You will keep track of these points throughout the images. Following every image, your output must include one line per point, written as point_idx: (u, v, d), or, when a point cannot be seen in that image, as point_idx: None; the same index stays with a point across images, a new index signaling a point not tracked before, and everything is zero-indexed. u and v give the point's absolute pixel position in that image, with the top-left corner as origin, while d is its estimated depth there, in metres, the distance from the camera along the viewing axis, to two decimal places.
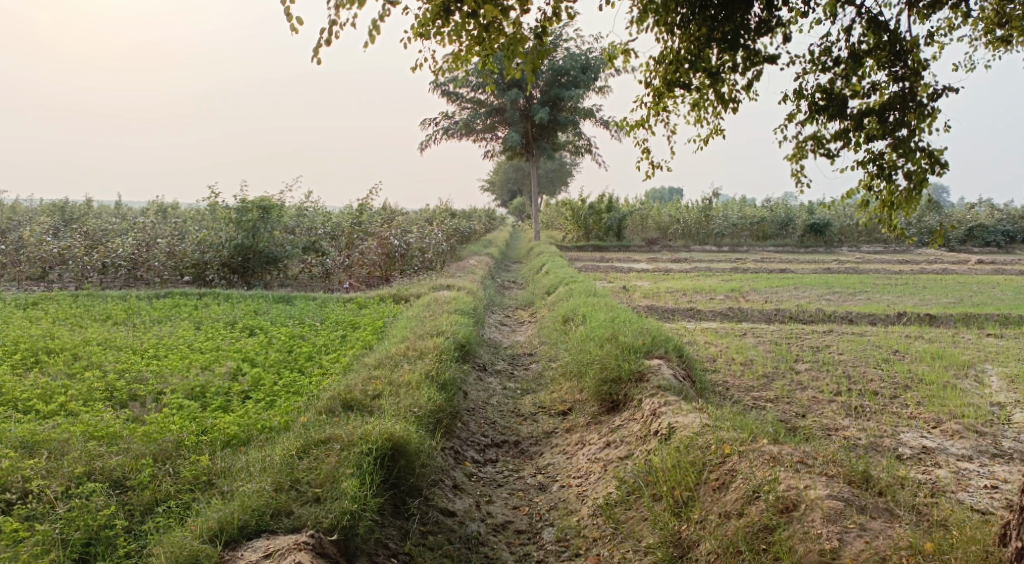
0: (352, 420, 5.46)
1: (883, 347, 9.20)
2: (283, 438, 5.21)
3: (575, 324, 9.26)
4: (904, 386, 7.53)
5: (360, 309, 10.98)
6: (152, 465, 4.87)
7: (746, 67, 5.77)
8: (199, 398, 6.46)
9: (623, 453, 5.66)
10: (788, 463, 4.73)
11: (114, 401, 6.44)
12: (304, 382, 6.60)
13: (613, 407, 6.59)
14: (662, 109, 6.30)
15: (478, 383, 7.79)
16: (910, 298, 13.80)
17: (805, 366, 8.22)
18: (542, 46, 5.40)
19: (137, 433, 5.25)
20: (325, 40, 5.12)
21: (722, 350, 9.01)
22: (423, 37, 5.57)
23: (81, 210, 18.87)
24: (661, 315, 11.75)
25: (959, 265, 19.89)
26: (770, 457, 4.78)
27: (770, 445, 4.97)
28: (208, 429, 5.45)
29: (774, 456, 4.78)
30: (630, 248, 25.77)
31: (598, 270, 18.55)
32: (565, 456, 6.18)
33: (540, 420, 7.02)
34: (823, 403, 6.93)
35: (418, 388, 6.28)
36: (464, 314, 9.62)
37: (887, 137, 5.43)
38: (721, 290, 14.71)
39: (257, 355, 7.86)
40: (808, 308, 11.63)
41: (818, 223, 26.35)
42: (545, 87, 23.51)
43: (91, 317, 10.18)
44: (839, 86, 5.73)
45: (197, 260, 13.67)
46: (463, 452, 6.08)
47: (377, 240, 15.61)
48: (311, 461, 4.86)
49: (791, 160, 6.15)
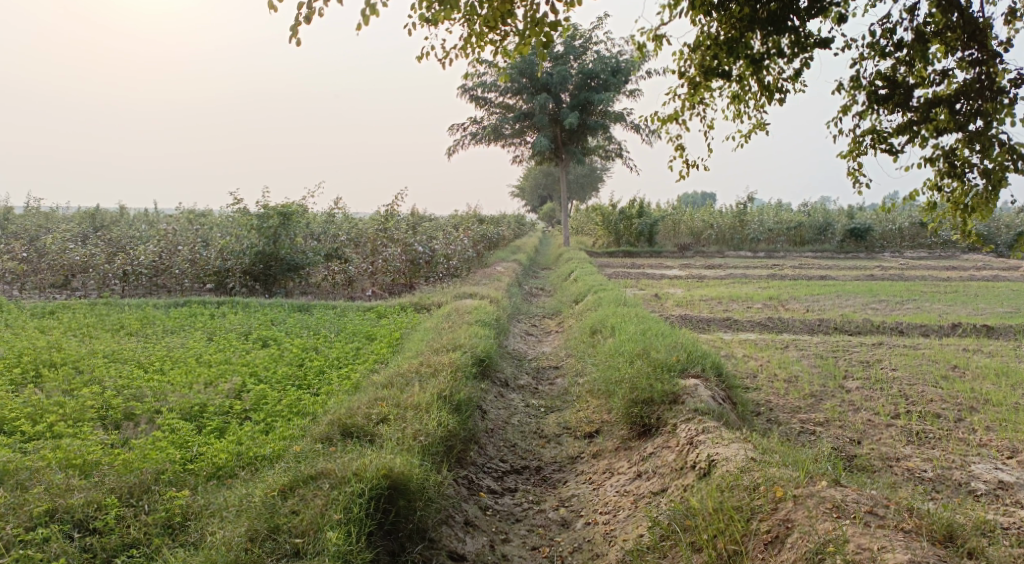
0: (350, 451, 4.93)
1: (940, 361, 8.47)
2: (271, 472, 4.71)
3: (604, 336, 8.65)
4: (969, 408, 6.84)
5: (379, 319, 10.45)
6: (120, 503, 4.40)
7: (794, 53, 5.19)
8: (196, 419, 5.94)
9: (657, 488, 5.06)
10: (854, 515, 4.08)
11: (108, 421, 5.95)
12: (308, 402, 6.07)
13: (645, 432, 5.97)
14: (697, 101, 5.73)
15: (499, 401, 7.23)
16: (962, 307, 13.00)
17: (856, 384, 7.53)
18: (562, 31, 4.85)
19: (116, 462, 4.76)
20: (304, 19, 4.59)
21: (764, 364, 8.36)
22: (429, 23, 5.09)
23: (109, 217, 18.58)
24: (696, 326, 11.08)
25: (1010, 272, 18.97)
26: (833, 504, 4.15)
27: (831, 488, 4.32)
28: (193, 458, 4.96)
29: (837, 505, 4.13)
30: (663, 254, 25.06)
31: (630, 276, 17.95)
32: (590, 487, 5.58)
33: (565, 443, 6.43)
34: (880, 427, 6.31)
35: (429, 410, 5.73)
36: (486, 325, 9.06)
37: (958, 130, 4.77)
38: (759, 298, 14.01)
39: (265, 370, 7.33)
40: (854, 319, 10.91)
41: (859, 227, 25.49)
42: (574, 90, 22.86)
43: (103, 327, 9.75)
44: (901, 74, 5.08)
45: (218, 267, 13.23)
46: (479, 481, 5.54)
47: (401, 246, 15.09)
48: (296, 502, 4.33)
49: (848, 156, 5.54)
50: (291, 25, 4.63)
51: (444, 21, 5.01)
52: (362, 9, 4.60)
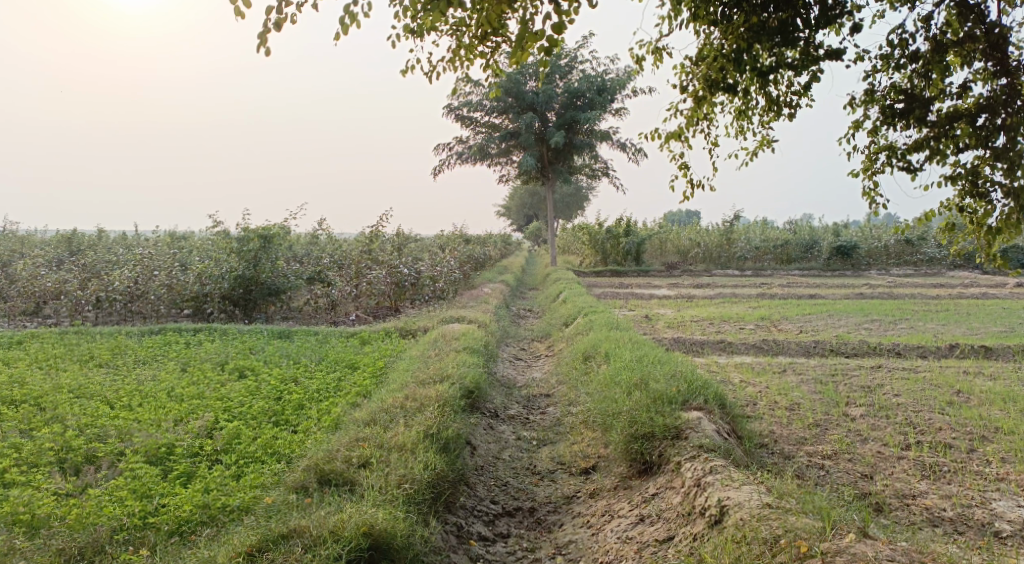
0: (327, 506, 4.61)
1: (944, 386, 8.14)
2: (237, 530, 4.38)
3: (597, 362, 8.27)
4: (980, 438, 6.50)
5: (363, 346, 10.01)
6: None
7: (804, 65, 5.02)
8: (163, 462, 5.53)
9: (663, 535, 4.76)
10: None
11: (66, 465, 5.52)
12: (285, 442, 5.67)
13: (646, 469, 5.63)
14: (701, 116, 5.47)
15: (489, 434, 6.83)
16: (956, 327, 12.72)
17: (860, 411, 7.18)
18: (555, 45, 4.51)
19: (66, 520, 4.43)
20: (273, 26, 4.27)
21: (763, 391, 8.00)
22: (414, 34, 4.77)
23: (87, 240, 18.02)
24: (690, 349, 10.71)
25: (998, 289, 18.80)
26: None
27: (860, 543, 3.99)
28: (154, 511, 4.62)
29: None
30: (651, 273, 24.77)
31: (619, 297, 17.62)
32: (589, 531, 5.21)
33: (560, 480, 6.04)
34: (891, 460, 5.97)
35: (415, 451, 5.37)
36: (475, 352, 8.68)
37: (982, 147, 4.58)
38: (751, 318, 13.70)
39: (240, 404, 6.90)
40: (850, 341, 10.58)
41: (846, 245, 25.33)
42: (560, 110, 22.62)
43: (72, 358, 9.28)
44: (918, 86, 4.89)
45: (196, 293, 12.75)
46: (469, 527, 5.16)
47: (386, 269, 14.71)
48: None
49: (863, 174, 5.42)
50: (259, 32, 4.30)
51: (428, 32, 4.69)
52: (340, 17, 4.30)
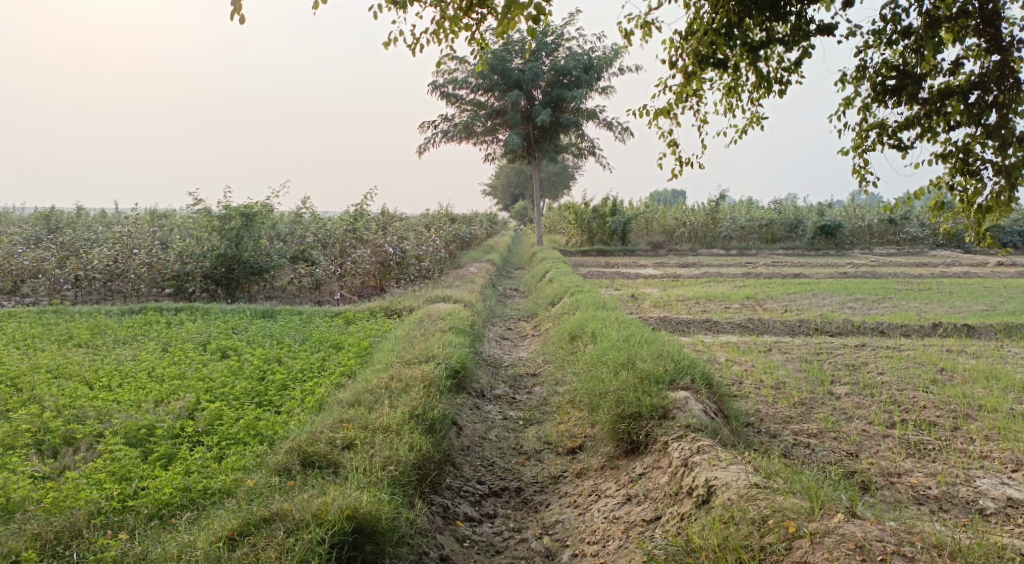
0: (311, 488, 4.55)
1: (928, 365, 8.16)
2: (217, 514, 4.32)
3: (584, 342, 8.23)
4: (965, 416, 6.51)
5: (347, 326, 9.92)
6: (40, 556, 4.03)
7: (795, 40, 4.96)
8: (143, 444, 5.46)
9: (650, 515, 4.74)
10: (879, 556, 3.73)
11: (44, 447, 5.44)
12: (268, 423, 5.60)
13: (633, 449, 5.60)
14: (690, 92, 5.40)
15: (475, 414, 6.78)
16: (939, 306, 12.78)
17: (845, 390, 7.18)
18: (543, 12, 4.39)
19: (43, 504, 4.37)
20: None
21: (748, 370, 7.99)
22: (396, 5, 4.66)
23: (67, 219, 17.76)
24: (676, 328, 10.69)
25: (980, 268, 18.91)
26: (855, 544, 3.80)
27: (849, 523, 3.98)
28: (133, 494, 4.56)
29: (859, 544, 3.79)
30: (637, 252, 24.74)
31: (605, 276, 17.58)
32: (576, 511, 5.18)
33: (546, 460, 6.01)
34: (876, 438, 5.97)
35: (400, 433, 5.32)
36: (460, 332, 8.61)
37: (973, 124, 4.55)
38: (736, 297, 13.71)
39: (222, 385, 6.81)
40: (834, 320, 10.59)
41: (829, 225, 25.39)
42: (546, 88, 22.45)
43: (50, 337, 9.14)
44: (911, 63, 4.86)
45: (177, 272, 12.59)
46: (455, 508, 5.12)
47: (371, 248, 14.60)
48: (245, 554, 3.96)
49: (853, 152, 5.40)
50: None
51: (411, 3, 4.58)
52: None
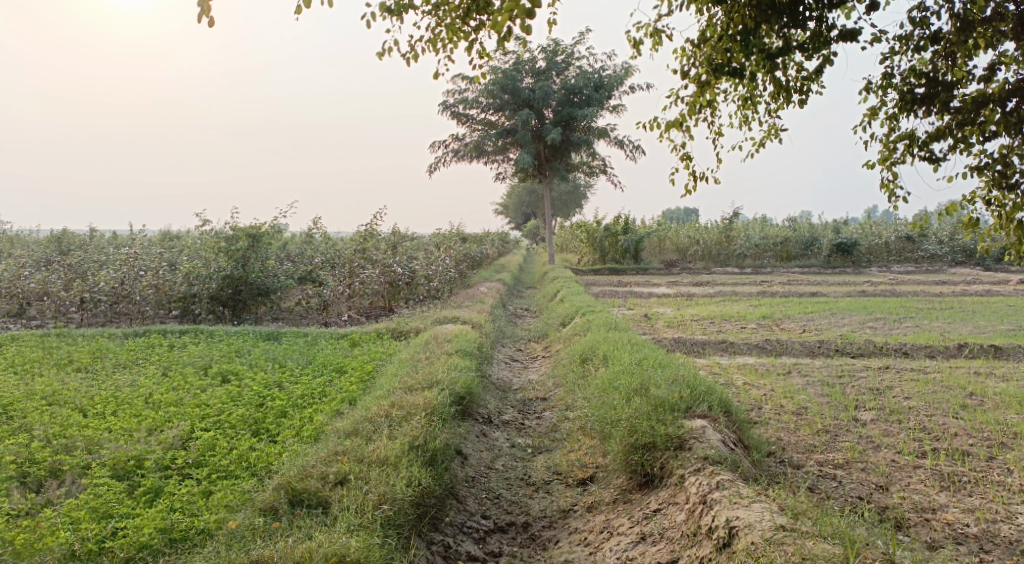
0: (295, 533, 4.36)
1: (956, 388, 7.76)
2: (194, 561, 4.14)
3: (595, 365, 7.91)
4: (999, 444, 6.14)
5: (353, 349, 9.64)
6: None
7: (815, 48, 4.70)
8: (130, 476, 5.20)
9: (667, 557, 4.48)
10: None
11: (29, 479, 5.19)
12: (260, 455, 5.33)
13: (647, 482, 5.29)
14: (703, 103, 5.15)
15: (481, 441, 6.47)
16: (963, 325, 12.35)
17: (870, 416, 6.81)
18: (539, 8, 4.11)
19: (12, 550, 4.17)
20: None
21: (767, 394, 7.63)
22: (392, 13, 4.45)
23: (78, 240, 17.61)
24: (691, 349, 10.34)
25: (1003, 286, 18.45)
26: None
27: None
28: (110, 535, 4.39)
29: None
30: (650, 271, 24.41)
31: (617, 296, 17.24)
32: (587, 550, 4.86)
33: (556, 492, 5.69)
34: (907, 469, 5.61)
35: (399, 466, 5.05)
36: (467, 355, 8.32)
37: (1011, 134, 4.26)
38: (752, 317, 13.33)
39: (220, 412, 6.53)
40: (856, 341, 10.21)
41: (846, 242, 24.97)
42: (557, 107, 22.25)
43: (50, 362, 8.90)
44: (940, 69, 4.60)
45: (183, 293, 12.37)
46: (458, 547, 4.82)
47: (380, 268, 14.31)
48: None
49: (881, 165, 5.14)
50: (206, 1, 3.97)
51: (408, 10, 4.38)
52: None
